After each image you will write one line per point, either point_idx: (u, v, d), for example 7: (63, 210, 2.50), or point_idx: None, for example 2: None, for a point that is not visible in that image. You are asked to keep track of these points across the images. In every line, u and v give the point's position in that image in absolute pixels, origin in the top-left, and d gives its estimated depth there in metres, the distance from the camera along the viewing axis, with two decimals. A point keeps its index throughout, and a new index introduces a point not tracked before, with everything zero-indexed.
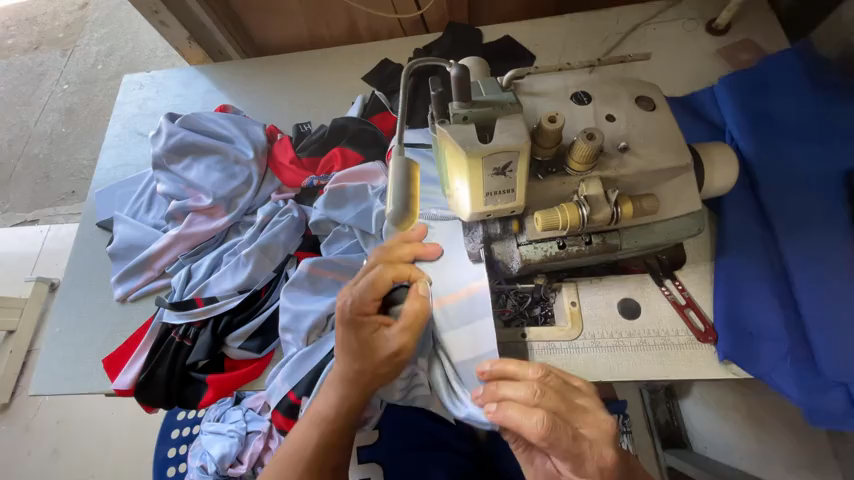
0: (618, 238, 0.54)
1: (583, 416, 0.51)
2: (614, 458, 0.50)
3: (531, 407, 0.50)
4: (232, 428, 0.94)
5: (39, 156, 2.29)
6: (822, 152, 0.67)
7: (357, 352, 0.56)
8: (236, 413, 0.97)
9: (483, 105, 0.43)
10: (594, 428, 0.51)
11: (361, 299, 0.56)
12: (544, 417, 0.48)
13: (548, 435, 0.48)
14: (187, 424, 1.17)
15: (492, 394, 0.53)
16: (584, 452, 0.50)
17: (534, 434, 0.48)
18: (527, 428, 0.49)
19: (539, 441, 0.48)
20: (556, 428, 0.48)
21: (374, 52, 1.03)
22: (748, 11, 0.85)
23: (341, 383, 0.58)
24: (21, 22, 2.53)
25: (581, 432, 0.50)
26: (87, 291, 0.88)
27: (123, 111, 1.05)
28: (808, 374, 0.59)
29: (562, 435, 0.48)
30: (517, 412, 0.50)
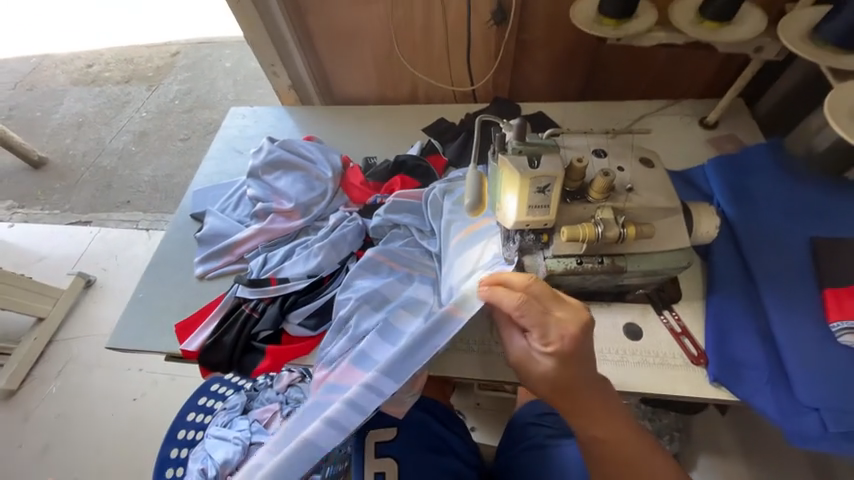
0: (625, 261, 0.70)
1: (560, 304, 0.60)
2: (578, 336, 0.59)
3: (516, 285, 0.61)
4: (237, 436, 0.98)
5: (107, 168, 2.62)
6: (790, 220, 0.84)
7: None
8: (244, 422, 1.02)
9: (532, 145, 0.62)
10: (567, 313, 0.60)
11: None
12: (522, 292, 0.60)
13: (520, 304, 0.59)
14: (194, 426, 1.07)
15: (488, 278, 0.64)
16: (551, 323, 0.59)
17: (510, 304, 0.60)
18: (506, 301, 0.60)
19: (513, 309, 0.60)
20: (530, 303, 0.60)
21: (432, 111, 1.28)
22: (733, 114, 1.08)
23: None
24: (120, 61, 3.06)
25: (552, 310, 0.60)
26: (170, 268, 1.04)
27: (226, 133, 1.31)
28: (787, 399, 0.69)
29: (533, 307, 0.59)
30: (502, 288, 0.61)
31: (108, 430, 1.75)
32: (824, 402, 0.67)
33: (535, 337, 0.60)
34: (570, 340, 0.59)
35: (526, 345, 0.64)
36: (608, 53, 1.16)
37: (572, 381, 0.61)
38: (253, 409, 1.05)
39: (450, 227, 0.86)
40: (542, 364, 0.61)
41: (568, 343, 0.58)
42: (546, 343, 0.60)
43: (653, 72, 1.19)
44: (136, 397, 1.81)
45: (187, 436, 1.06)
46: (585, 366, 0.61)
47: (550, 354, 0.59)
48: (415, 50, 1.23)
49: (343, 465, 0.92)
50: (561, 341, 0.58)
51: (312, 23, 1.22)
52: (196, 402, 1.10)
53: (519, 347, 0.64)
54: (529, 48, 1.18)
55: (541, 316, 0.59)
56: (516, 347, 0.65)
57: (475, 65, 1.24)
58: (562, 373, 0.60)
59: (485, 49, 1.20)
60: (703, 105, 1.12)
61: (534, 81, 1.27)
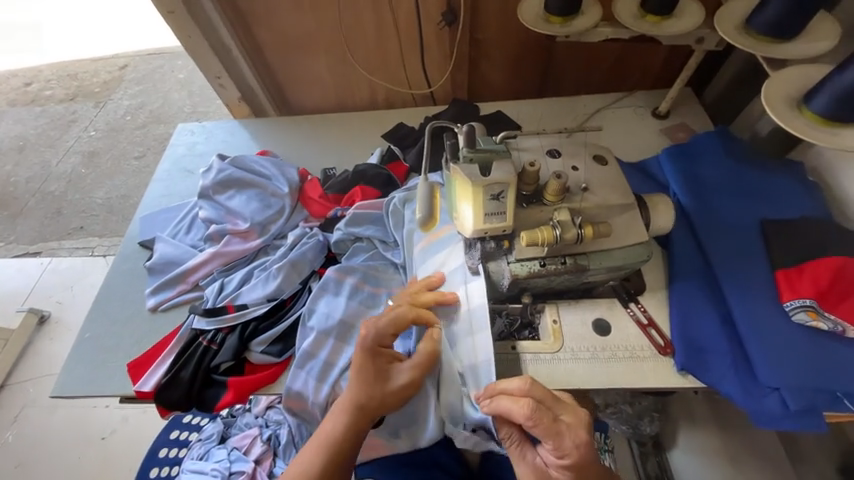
0: (587, 259, 0.69)
1: (564, 406, 0.64)
2: (589, 442, 0.62)
3: (519, 394, 0.63)
4: (215, 467, 1.08)
5: (55, 194, 2.44)
6: (741, 205, 0.86)
7: (372, 380, 0.70)
8: (221, 453, 1.13)
9: (484, 151, 0.61)
10: (571, 415, 0.64)
11: (393, 324, 0.70)
12: (529, 401, 0.61)
13: (531, 414, 0.61)
14: (167, 463, 1.19)
15: (488, 389, 0.66)
16: (563, 434, 0.62)
17: (522, 415, 0.61)
18: (517, 413, 0.62)
19: (525, 421, 0.62)
20: (539, 412, 0.61)
21: (391, 116, 1.25)
22: (683, 103, 1.11)
23: (321, 448, 0.69)
24: (62, 77, 2.86)
25: (561, 418, 0.63)
26: (119, 301, 0.97)
27: (174, 151, 1.23)
28: (749, 381, 0.71)
29: (545, 418, 0.61)
30: (509, 402, 0.63)
31: (74, 475, 1.62)
32: (784, 381, 0.69)
33: (550, 449, 0.63)
34: (583, 446, 0.62)
35: (540, 458, 0.67)
36: (560, 49, 1.17)
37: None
38: (231, 437, 1.17)
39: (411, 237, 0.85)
40: (560, 475, 0.64)
41: (583, 450, 0.62)
42: (562, 455, 0.62)
43: (605, 66, 1.20)
44: (104, 435, 1.70)
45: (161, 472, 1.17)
46: (593, 468, 0.64)
47: (568, 464, 0.62)
48: (369, 54, 1.20)
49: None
50: (577, 452, 0.61)
51: (259, 31, 1.17)
52: (168, 438, 1.24)
53: (534, 465, 0.67)
54: (483, 48, 1.18)
55: (552, 427, 0.62)
56: (531, 464, 0.67)
57: (431, 67, 1.22)
58: (579, 478, 0.64)
59: (440, 51, 1.18)
60: (655, 96, 1.15)
61: (491, 80, 1.27)
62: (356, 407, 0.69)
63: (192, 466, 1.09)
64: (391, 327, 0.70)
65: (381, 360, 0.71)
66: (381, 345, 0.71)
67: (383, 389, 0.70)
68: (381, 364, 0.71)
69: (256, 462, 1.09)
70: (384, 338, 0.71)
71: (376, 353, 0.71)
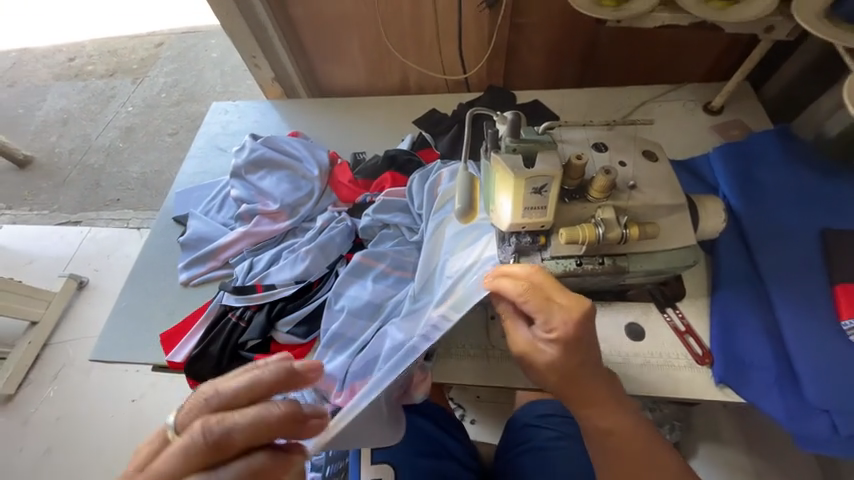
0: (627, 261, 0.66)
1: (563, 291, 0.62)
2: (581, 320, 0.60)
3: (520, 275, 0.63)
4: None
5: (95, 166, 2.55)
6: (799, 212, 0.80)
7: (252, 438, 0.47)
8: None
9: (528, 142, 0.58)
10: (570, 299, 0.61)
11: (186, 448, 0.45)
12: (527, 279, 0.61)
13: (524, 289, 0.61)
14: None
15: (493, 270, 0.65)
16: (555, 309, 0.60)
17: (514, 291, 0.61)
18: (512, 288, 0.61)
19: (519, 295, 0.61)
20: (533, 288, 0.61)
21: (423, 101, 1.22)
22: (739, 99, 1.03)
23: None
24: (103, 53, 2.95)
25: (556, 297, 0.61)
26: (154, 274, 1.00)
27: (208, 129, 1.25)
28: (795, 400, 0.67)
29: (538, 292, 0.61)
30: (508, 279, 0.62)
31: (108, 432, 1.73)
32: (833, 403, 0.65)
33: (539, 323, 0.62)
34: (573, 325, 0.60)
35: (530, 335, 0.64)
36: (607, 36, 1.10)
37: (575, 367, 0.61)
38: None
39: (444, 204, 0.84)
40: (548, 354, 0.62)
41: (573, 325, 0.60)
42: (550, 329, 0.61)
43: (655, 55, 1.12)
44: (135, 398, 1.79)
45: None
46: (586, 353, 0.61)
47: (558, 339, 0.60)
48: (404, 37, 1.17)
49: (342, 462, 0.92)
50: (566, 325, 0.59)
51: (295, 11, 1.15)
52: None
53: (523, 339, 0.64)
54: (524, 32, 1.12)
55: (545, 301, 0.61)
56: (520, 340, 0.64)
57: (468, 52, 1.18)
58: (568, 359, 0.61)
59: (478, 35, 1.13)
60: (709, 89, 1.07)
61: (529, 68, 1.21)
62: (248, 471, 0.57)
63: None
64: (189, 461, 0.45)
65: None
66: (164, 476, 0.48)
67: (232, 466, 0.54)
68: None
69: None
70: (197, 453, 0.45)
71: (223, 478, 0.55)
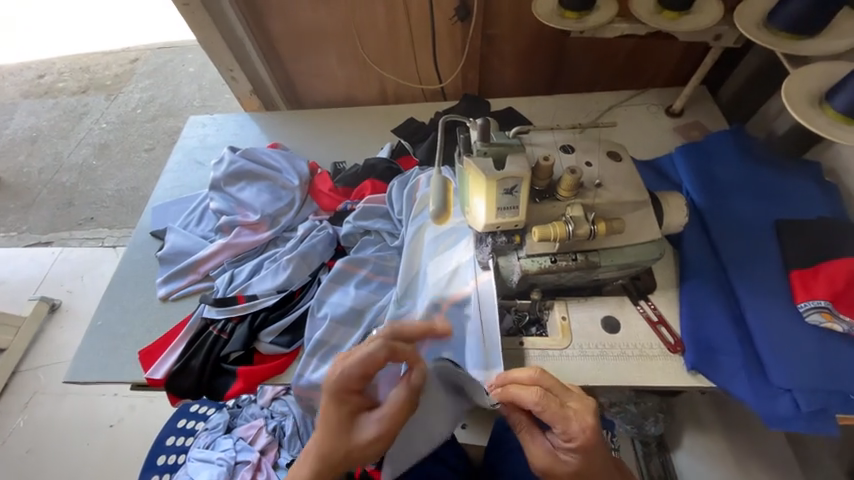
0: (598, 256, 0.69)
1: (573, 393, 0.62)
2: (597, 427, 0.59)
3: (529, 382, 0.63)
4: (222, 456, 1.12)
5: (67, 185, 2.47)
6: (755, 205, 0.85)
7: (337, 428, 0.63)
8: (227, 442, 1.15)
9: (497, 145, 0.60)
10: (580, 402, 0.61)
11: (366, 363, 0.61)
12: (538, 387, 0.61)
13: (540, 400, 0.60)
14: (174, 452, 1.20)
15: (500, 378, 0.67)
16: (571, 418, 0.59)
17: (529, 400, 0.60)
18: (525, 400, 0.61)
19: (533, 407, 0.60)
20: (547, 399, 0.60)
21: (401, 111, 1.25)
22: (697, 101, 1.10)
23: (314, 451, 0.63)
24: (75, 70, 2.89)
25: (569, 402, 0.61)
26: (131, 291, 0.98)
27: (185, 143, 1.25)
28: (760, 382, 0.70)
29: (551, 401, 0.60)
30: (518, 388, 0.63)
31: (83, 461, 1.65)
32: (796, 383, 0.68)
33: (558, 435, 0.61)
34: (590, 434, 0.59)
35: (550, 446, 0.65)
36: (573, 45, 1.16)
37: (597, 471, 0.62)
38: (237, 428, 1.21)
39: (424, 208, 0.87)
40: (567, 465, 0.62)
41: (591, 435, 0.59)
42: (570, 441, 0.60)
43: (618, 63, 1.19)
44: (112, 424, 1.72)
45: (167, 461, 1.18)
46: (604, 456, 0.61)
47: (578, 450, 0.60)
48: (380, 49, 1.20)
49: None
50: (585, 436, 0.58)
51: (272, 25, 1.17)
52: (174, 427, 1.24)
53: (545, 449, 0.65)
54: (495, 43, 1.17)
55: (559, 411, 0.59)
56: (541, 452, 0.65)
57: (443, 63, 1.22)
58: (588, 466, 0.61)
59: (451, 46, 1.17)
60: (669, 94, 1.13)
61: (502, 76, 1.26)
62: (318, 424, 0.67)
63: (199, 455, 1.12)
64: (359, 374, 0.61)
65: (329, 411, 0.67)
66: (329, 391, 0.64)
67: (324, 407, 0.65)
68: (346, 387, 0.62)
69: (262, 452, 1.13)
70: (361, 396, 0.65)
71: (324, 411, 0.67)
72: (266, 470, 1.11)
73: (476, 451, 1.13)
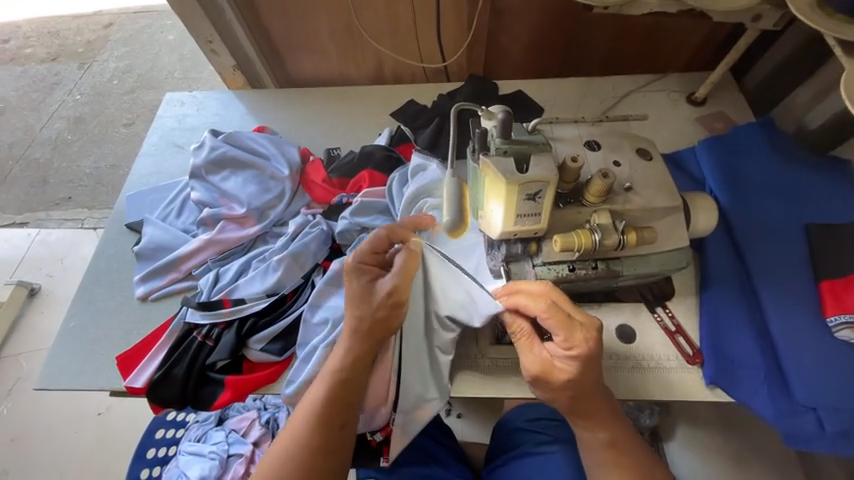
0: (621, 265, 0.63)
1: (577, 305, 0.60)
2: (600, 339, 0.58)
3: (537, 294, 0.59)
4: (213, 450, 1.06)
5: (40, 161, 2.31)
6: (784, 206, 0.79)
7: (358, 297, 0.63)
8: (219, 435, 1.10)
9: (520, 143, 0.53)
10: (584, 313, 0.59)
11: (380, 239, 0.66)
12: (547, 297, 0.58)
13: (548, 308, 0.57)
14: (164, 443, 1.16)
15: (507, 287, 0.62)
16: (576, 326, 0.57)
17: (538, 308, 0.58)
18: (532, 307, 0.58)
19: (538, 313, 0.58)
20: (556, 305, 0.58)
21: (401, 91, 1.14)
22: (722, 89, 1.01)
23: (347, 328, 0.64)
24: (43, 35, 2.65)
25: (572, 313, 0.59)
26: (106, 289, 0.90)
27: (162, 124, 1.13)
28: (783, 398, 0.67)
29: (559, 311, 0.57)
30: (526, 296, 0.59)
31: (71, 450, 1.61)
32: (820, 400, 0.65)
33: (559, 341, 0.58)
34: (594, 342, 0.57)
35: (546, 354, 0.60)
36: (591, 23, 1.05)
37: (589, 384, 0.59)
38: (228, 420, 1.16)
39: (423, 208, 0.78)
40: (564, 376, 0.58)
41: (593, 345, 0.57)
42: (571, 347, 0.57)
43: (638, 44, 1.09)
44: (100, 412, 1.67)
45: (158, 454, 1.14)
46: (600, 369, 0.59)
47: (576, 359, 0.57)
48: (378, 21, 1.08)
49: None
50: (587, 344, 0.56)
51: None
52: (164, 420, 1.20)
53: (540, 358, 0.59)
54: (506, 17, 1.05)
55: (565, 319, 0.57)
56: (534, 360, 0.59)
57: (447, 39, 1.10)
58: (582, 378, 0.58)
59: (457, 21, 1.06)
60: (692, 79, 1.05)
61: (511, 55, 1.15)
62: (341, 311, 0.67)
63: (190, 449, 1.07)
64: (372, 250, 0.65)
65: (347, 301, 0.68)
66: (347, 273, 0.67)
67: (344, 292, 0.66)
68: (365, 263, 0.65)
69: (256, 444, 1.10)
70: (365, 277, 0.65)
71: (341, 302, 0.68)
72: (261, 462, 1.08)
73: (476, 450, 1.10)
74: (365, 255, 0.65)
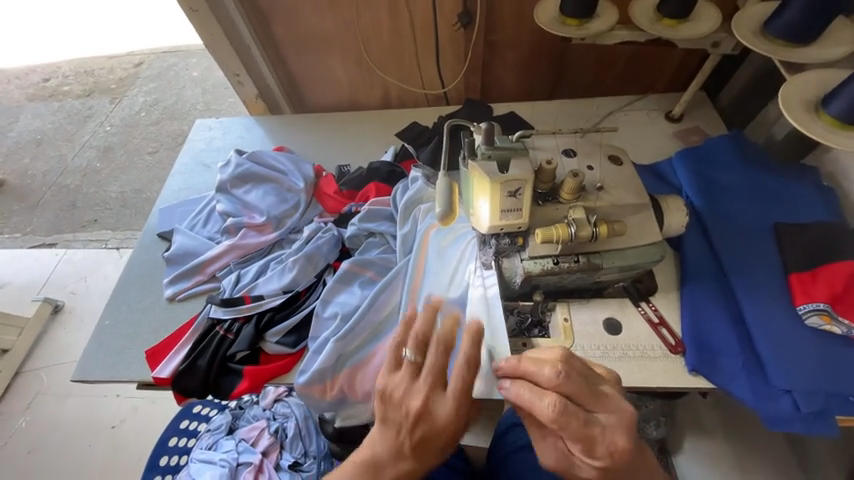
0: (600, 258, 0.70)
1: (601, 404, 0.58)
2: (626, 449, 0.56)
3: (548, 388, 0.57)
4: (224, 458, 1.11)
5: (71, 187, 2.49)
6: (754, 209, 0.87)
7: (424, 411, 0.60)
8: (229, 443, 1.15)
9: (502, 149, 0.62)
10: (609, 415, 0.58)
11: (439, 371, 0.62)
12: (557, 400, 0.56)
13: (557, 419, 0.55)
14: (176, 452, 1.21)
15: (510, 368, 0.62)
16: (596, 438, 0.56)
17: (546, 416, 0.56)
18: (541, 412, 0.57)
19: (551, 422, 0.56)
20: (568, 415, 0.56)
21: (405, 115, 1.27)
22: (696, 107, 1.11)
23: (413, 420, 0.61)
24: (79, 74, 2.92)
25: (596, 413, 0.58)
26: (137, 292, 0.99)
27: (192, 146, 1.26)
28: (761, 383, 0.72)
29: (573, 419, 0.56)
30: (534, 395, 0.58)
31: (86, 462, 1.66)
32: (796, 384, 0.69)
33: (579, 449, 0.58)
34: (619, 455, 0.56)
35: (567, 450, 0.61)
36: (574, 52, 1.18)
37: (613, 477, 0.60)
38: (239, 429, 1.20)
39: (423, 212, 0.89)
40: (585, 471, 0.60)
41: (617, 456, 0.56)
42: (593, 457, 0.57)
43: (619, 69, 1.21)
44: (114, 425, 1.72)
45: (171, 462, 1.20)
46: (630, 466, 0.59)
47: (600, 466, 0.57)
48: (384, 54, 1.22)
49: None
50: (610, 456, 0.56)
51: (278, 31, 1.19)
52: (177, 428, 1.25)
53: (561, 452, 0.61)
54: (497, 49, 1.19)
55: (583, 426, 0.56)
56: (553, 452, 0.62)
57: (446, 68, 1.23)
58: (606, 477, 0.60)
59: (454, 52, 1.19)
60: (670, 99, 1.15)
61: (504, 81, 1.28)
62: (390, 423, 0.62)
63: (200, 456, 1.12)
64: (437, 388, 0.62)
65: (379, 416, 0.62)
66: (396, 391, 0.62)
67: (399, 406, 0.61)
68: (429, 403, 0.61)
69: (264, 454, 1.13)
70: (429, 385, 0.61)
71: (383, 414, 0.62)
72: (268, 472, 1.10)
73: (477, 453, 1.14)
74: (431, 381, 0.61)
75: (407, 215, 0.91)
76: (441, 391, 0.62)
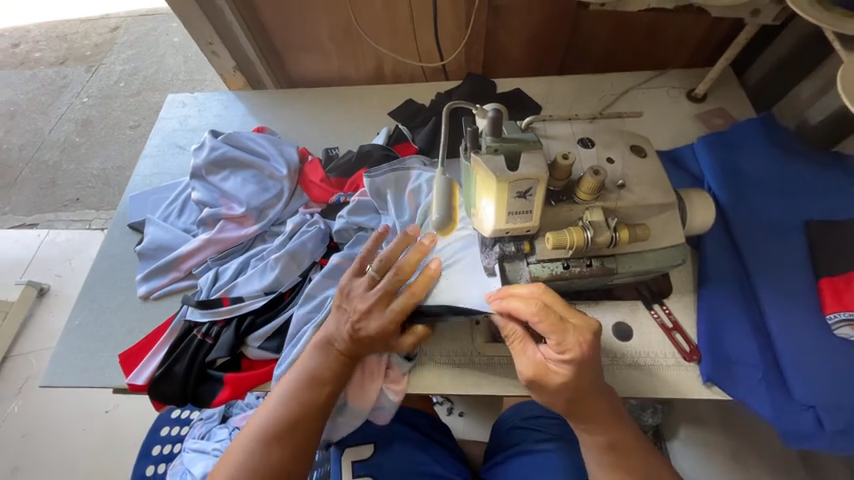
0: (615, 262, 0.63)
1: (574, 310, 0.59)
2: (594, 344, 0.57)
3: (530, 297, 0.59)
4: (217, 447, 1.06)
5: (49, 163, 2.34)
6: (781, 203, 0.79)
7: (370, 306, 0.66)
8: (223, 432, 1.09)
9: (511, 141, 0.53)
10: (580, 318, 0.58)
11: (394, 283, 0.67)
12: (538, 301, 0.57)
13: (538, 311, 0.56)
14: (169, 441, 1.18)
15: (499, 290, 0.62)
16: (568, 330, 0.56)
17: (526, 310, 0.57)
18: (523, 311, 0.57)
19: (529, 318, 0.57)
20: (547, 310, 0.56)
21: (400, 91, 1.15)
22: (721, 86, 1.01)
23: (359, 309, 0.66)
24: (51, 38, 2.69)
25: (568, 317, 0.58)
26: (109, 289, 0.91)
27: (164, 125, 1.14)
28: (782, 396, 0.66)
29: (550, 314, 0.56)
30: (516, 299, 0.59)
31: (79, 446, 1.61)
32: (818, 399, 0.65)
33: (552, 344, 0.57)
34: (589, 346, 0.56)
35: (541, 356, 0.59)
36: (589, 20, 1.05)
37: (582, 387, 0.58)
38: (232, 417, 1.14)
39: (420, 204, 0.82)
40: (559, 377, 0.57)
41: (586, 349, 0.56)
42: (564, 351, 0.56)
43: (638, 41, 1.08)
44: (108, 409, 1.66)
45: (163, 451, 1.17)
46: (595, 369, 0.58)
47: (569, 362, 0.56)
48: (376, 21, 1.08)
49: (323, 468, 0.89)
50: (580, 348, 0.55)
51: None
52: (169, 417, 1.22)
53: (533, 359, 0.59)
54: (502, 15, 1.05)
55: (557, 322, 0.56)
56: (529, 359, 0.59)
57: (445, 37, 1.10)
58: (579, 383, 0.57)
59: (454, 20, 1.06)
60: (692, 76, 1.04)
61: (510, 53, 1.15)
62: (344, 312, 0.68)
63: (193, 445, 1.08)
64: (389, 294, 0.67)
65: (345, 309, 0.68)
66: (353, 290, 0.68)
67: (351, 300, 0.67)
68: (378, 302, 0.66)
69: None
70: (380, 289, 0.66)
71: (338, 304, 0.69)
72: None
73: (475, 449, 1.11)
74: (384, 286, 0.66)
75: (398, 207, 0.83)
76: (382, 308, 0.66)
